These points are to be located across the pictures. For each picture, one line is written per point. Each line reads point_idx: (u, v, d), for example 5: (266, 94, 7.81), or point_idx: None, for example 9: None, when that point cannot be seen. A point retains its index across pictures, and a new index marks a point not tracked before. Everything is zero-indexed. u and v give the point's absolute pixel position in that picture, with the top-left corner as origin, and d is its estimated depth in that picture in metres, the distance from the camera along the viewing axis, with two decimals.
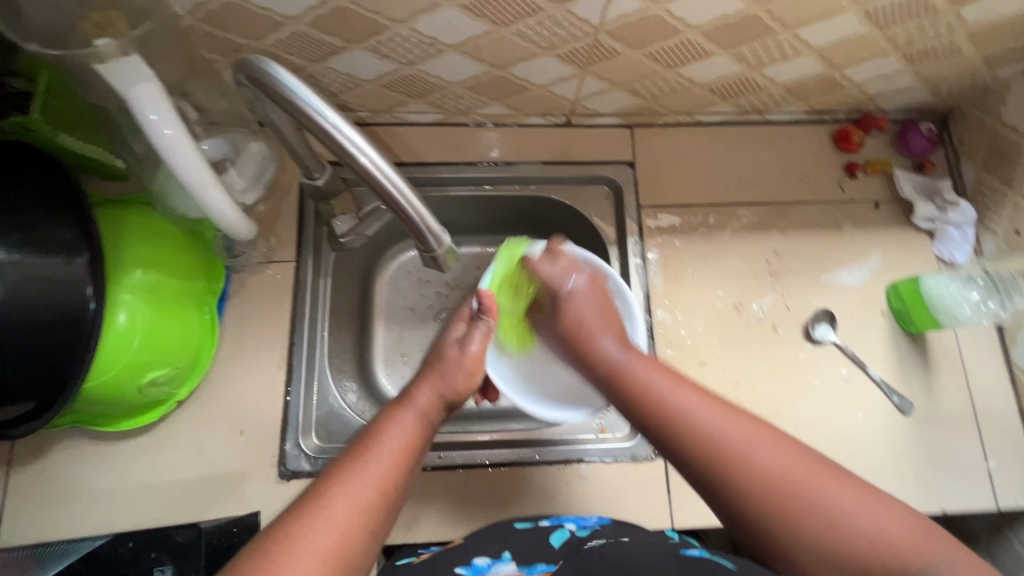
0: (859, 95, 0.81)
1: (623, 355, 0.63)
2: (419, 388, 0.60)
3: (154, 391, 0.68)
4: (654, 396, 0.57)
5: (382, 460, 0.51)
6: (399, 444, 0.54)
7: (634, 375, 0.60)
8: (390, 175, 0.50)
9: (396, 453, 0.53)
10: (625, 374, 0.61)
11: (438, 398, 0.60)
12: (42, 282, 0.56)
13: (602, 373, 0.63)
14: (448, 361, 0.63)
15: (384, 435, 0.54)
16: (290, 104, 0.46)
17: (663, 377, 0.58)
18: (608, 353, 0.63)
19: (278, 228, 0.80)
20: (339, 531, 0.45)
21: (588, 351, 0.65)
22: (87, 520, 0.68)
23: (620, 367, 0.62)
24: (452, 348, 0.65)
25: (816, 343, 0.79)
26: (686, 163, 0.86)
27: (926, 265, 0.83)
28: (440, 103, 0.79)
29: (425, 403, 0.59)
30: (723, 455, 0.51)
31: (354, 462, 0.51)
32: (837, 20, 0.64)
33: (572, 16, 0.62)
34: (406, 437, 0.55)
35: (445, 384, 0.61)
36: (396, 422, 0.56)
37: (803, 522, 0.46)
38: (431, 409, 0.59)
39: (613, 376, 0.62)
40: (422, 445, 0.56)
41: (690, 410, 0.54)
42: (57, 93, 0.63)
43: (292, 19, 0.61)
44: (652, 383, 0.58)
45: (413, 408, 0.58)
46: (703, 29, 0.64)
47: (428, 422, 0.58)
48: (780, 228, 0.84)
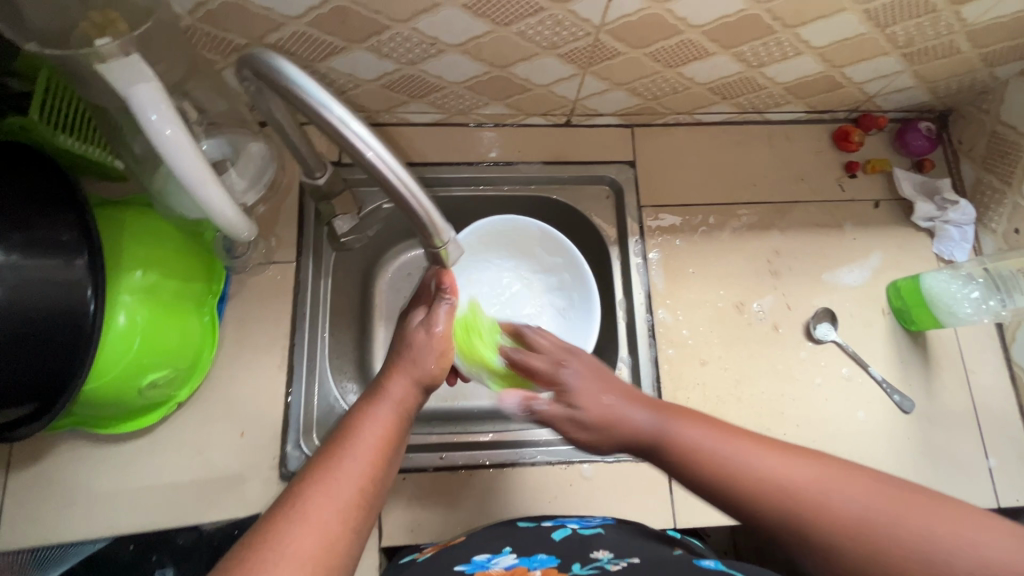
0: (859, 95, 0.82)
1: (653, 417, 0.55)
2: (392, 377, 0.57)
3: (154, 393, 0.68)
4: (706, 456, 0.51)
5: (357, 457, 0.49)
6: (376, 438, 0.52)
7: (674, 435, 0.53)
8: (396, 170, 0.50)
9: (374, 446, 0.51)
10: (667, 439, 0.53)
11: (412, 384, 0.57)
12: (41, 284, 0.55)
13: (643, 439, 0.55)
14: (416, 346, 0.59)
15: (360, 429, 0.52)
16: (296, 98, 0.46)
17: (708, 434, 0.52)
18: (642, 425, 0.55)
19: (278, 229, 0.80)
20: (320, 536, 0.43)
21: (615, 422, 0.56)
22: (87, 523, 0.67)
23: (665, 423, 0.54)
24: (420, 330, 0.60)
25: (817, 342, 0.79)
26: (687, 163, 0.86)
27: (927, 264, 0.83)
28: (441, 103, 0.79)
29: (399, 394, 0.56)
30: (798, 508, 0.45)
31: (329, 460, 0.48)
32: (837, 20, 0.65)
33: (573, 16, 0.62)
34: (382, 430, 0.53)
35: (419, 368, 0.58)
36: (370, 415, 0.54)
37: (882, 557, 0.42)
38: (407, 397, 0.57)
39: (656, 444, 0.54)
40: (399, 436, 0.54)
41: (745, 467, 0.49)
42: (55, 94, 0.62)
43: (292, 19, 0.61)
44: (699, 444, 0.52)
45: (387, 400, 0.55)
46: (704, 28, 0.65)
47: (404, 411, 0.56)
48: (781, 228, 0.84)
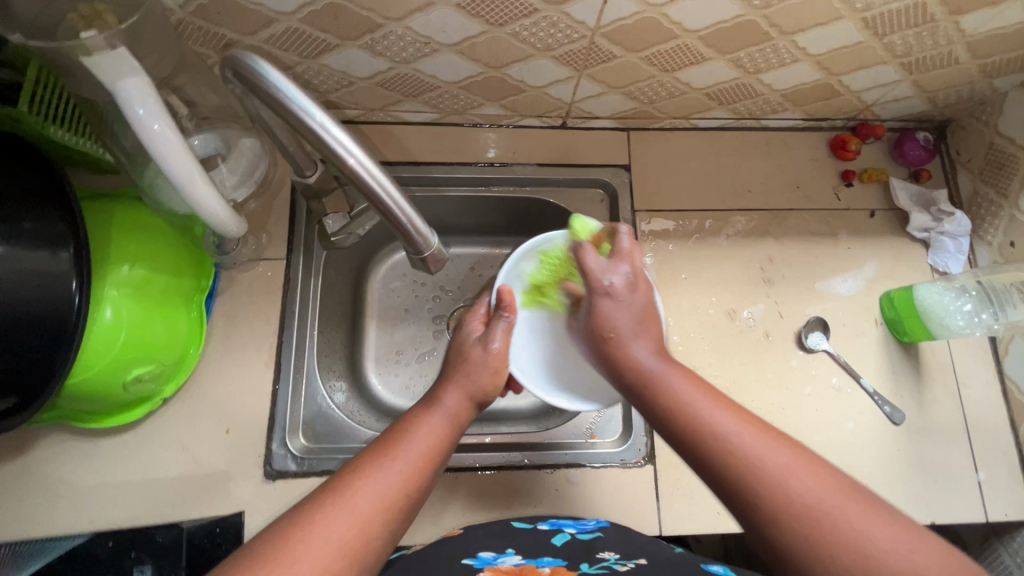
0: (857, 103, 0.81)
1: (653, 358, 0.59)
2: (447, 391, 0.61)
3: (139, 388, 0.67)
4: (689, 409, 0.53)
5: (411, 459, 0.52)
6: (427, 444, 0.55)
7: (665, 384, 0.56)
8: (377, 175, 0.49)
9: (425, 450, 0.54)
10: (661, 384, 0.56)
11: (467, 398, 0.61)
12: (24, 276, 0.55)
13: (637, 372, 0.58)
14: (473, 361, 0.64)
15: (412, 433, 0.55)
16: (277, 103, 0.46)
17: (700, 393, 0.54)
18: (638, 359, 0.59)
19: (270, 225, 0.80)
20: (360, 522, 0.46)
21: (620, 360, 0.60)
22: (70, 517, 0.67)
23: (658, 373, 0.57)
24: (476, 348, 0.65)
25: (809, 351, 0.79)
26: (682, 168, 0.85)
27: (921, 274, 0.82)
28: (436, 103, 0.78)
29: (454, 406, 0.60)
30: (752, 473, 0.47)
31: (379, 456, 0.52)
32: (834, 27, 0.64)
33: (568, 18, 0.61)
34: (433, 438, 0.56)
35: (473, 384, 0.62)
36: (425, 425, 0.57)
37: (817, 533, 0.43)
38: (459, 412, 0.60)
39: (647, 381, 0.57)
40: (449, 448, 0.57)
41: (720, 424, 0.51)
42: (46, 85, 0.62)
43: (285, 15, 0.61)
44: (680, 391, 0.55)
45: (440, 412, 0.59)
46: (700, 33, 0.64)
47: (457, 425, 0.59)
48: (775, 236, 0.83)
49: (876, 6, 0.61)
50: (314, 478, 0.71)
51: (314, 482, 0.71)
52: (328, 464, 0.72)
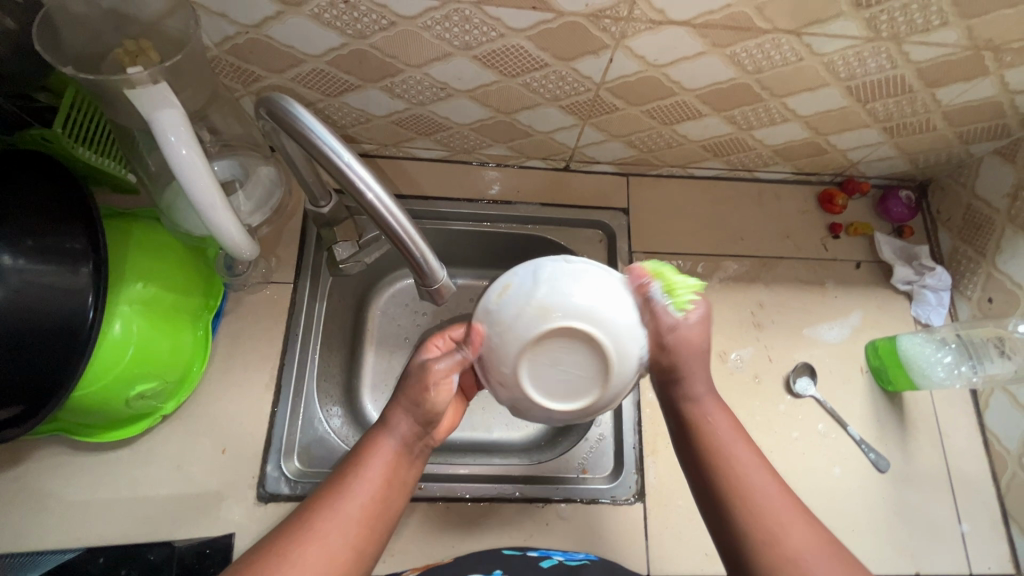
0: (842, 161, 0.86)
1: (709, 402, 0.60)
2: (394, 411, 0.58)
3: (140, 404, 0.69)
4: (725, 452, 0.56)
5: (362, 491, 0.53)
6: (379, 475, 0.55)
7: (712, 428, 0.58)
8: (394, 212, 0.53)
9: (376, 484, 0.54)
10: (700, 422, 0.59)
11: (416, 419, 0.58)
12: (43, 289, 0.58)
13: (691, 417, 0.59)
14: (417, 385, 0.58)
15: (366, 463, 0.55)
16: (308, 141, 0.49)
17: (731, 436, 0.58)
18: (697, 394, 0.59)
19: (280, 249, 0.82)
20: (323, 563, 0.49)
21: (685, 387, 0.59)
22: (58, 532, 0.67)
23: (706, 413, 0.59)
24: (422, 365, 0.59)
25: (797, 396, 0.81)
26: (678, 214, 0.89)
27: (905, 325, 0.86)
28: (447, 142, 0.83)
29: (406, 427, 0.57)
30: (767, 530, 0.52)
31: (333, 494, 0.53)
32: (821, 93, 0.69)
33: (575, 73, 0.66)
34: (384, 468, 0.55)
35: (419, 406, 0.58)
36: (376, 450, 0.56)
37: None
38: (413, 432, 0.58)
39: (689, 417, 0.59)
40: (404, 472, 0.57)
41: (750, 482, 0.54)
42: (79, 108, 0.66)
43: (312, 57, 0.65)
44: (720, 436, 0.58)
45: (390, 438, 0.57)
46: (697, 92, 0.69)
47: (411, 446, 0.58)
48: (765, 281, 0.87)
49: (861, 76, 0.66)
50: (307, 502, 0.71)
51: None
52: None
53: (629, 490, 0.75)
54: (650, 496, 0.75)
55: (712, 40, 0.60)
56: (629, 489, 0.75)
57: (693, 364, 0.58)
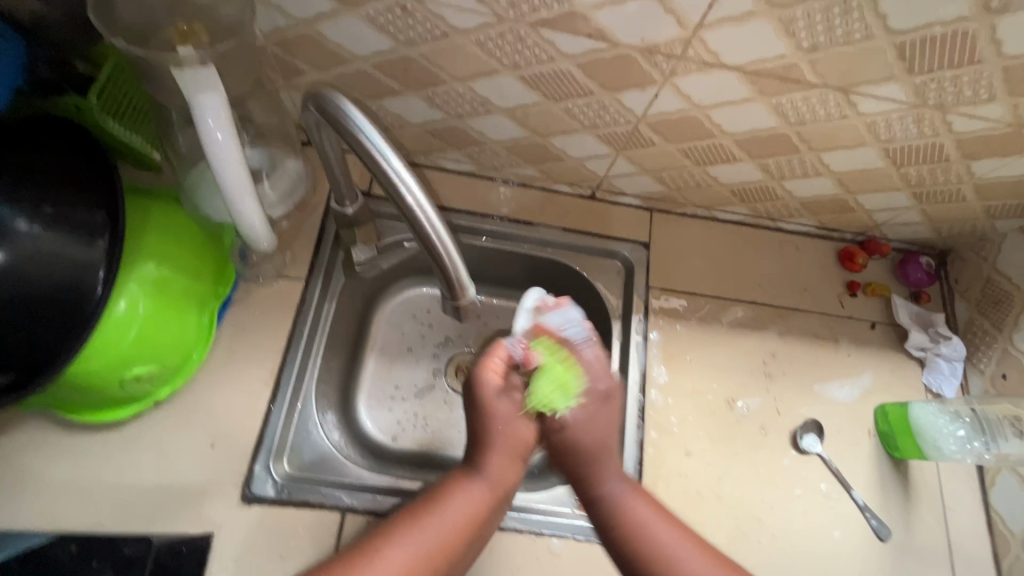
0: (867, 220, 0.86)
1: (624, 489, 0.65)
2: (489, 455, 0.63)
3: (136, 387, 0.66)
4: (636, 521, 0.62)
5: (444, 527, 0.58)
6: (464, 510, 0.60)
7: (633, 512, 0.63)
8: (432, 220, 0.51)
9: (461, 520, 0.59)
10: (629, 515, 0.63)
11: (510, 459, 0.64)
12: (55, 258, 0.56)
13: (600, 503, 0.64)
14: (510, 421, 0.64)
15: (451, 500, 0.60)
16: (354, 139, 0.48)
17: (651, 513, 0.63)
18: (609, 485, 0.64)
19: (296, 244, 0.81)
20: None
21: (592, 467, 0.65)
22: (31, 512, 0.64)
23: (623, 489, 0.64)
24: (501, 399, 0.64)
25: (802, 452, 0.79)
26: (698, 254, 0.89)
27: (915, 392, 0.85)
28: (477, 157, 0.82)
29: (496, 472, 0.63)
30: None
31: (415, 521, 0.58)
32: (857, 151, 0.69)
33: (619, 104, 0.65)
34: (473, 508, 0.60)
35: (515, 444, 0.64)
36: (465, 488, 0.61)
37: None
38: (504, 475, 0.63)
39: (603, 514, 0.64)
40: (487, 516, 0.61)
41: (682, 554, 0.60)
42: (115, 79, 0.66)
43: (359, 58, 0.65)
44: (642, 518, 0.62)
45: (485, 480, 0.62)
46: (736, 137, 0.68)
47: (502, 488, 0.63)
48: (780, 332, 0.86)
49: (900, 140, 0.66)
50: (292, 508, 0.68)
51: (291, 513, 0.68)
52: (309, 494, 0.70)
53: None
54: None
55: (760, 88, 0.59)
56: None
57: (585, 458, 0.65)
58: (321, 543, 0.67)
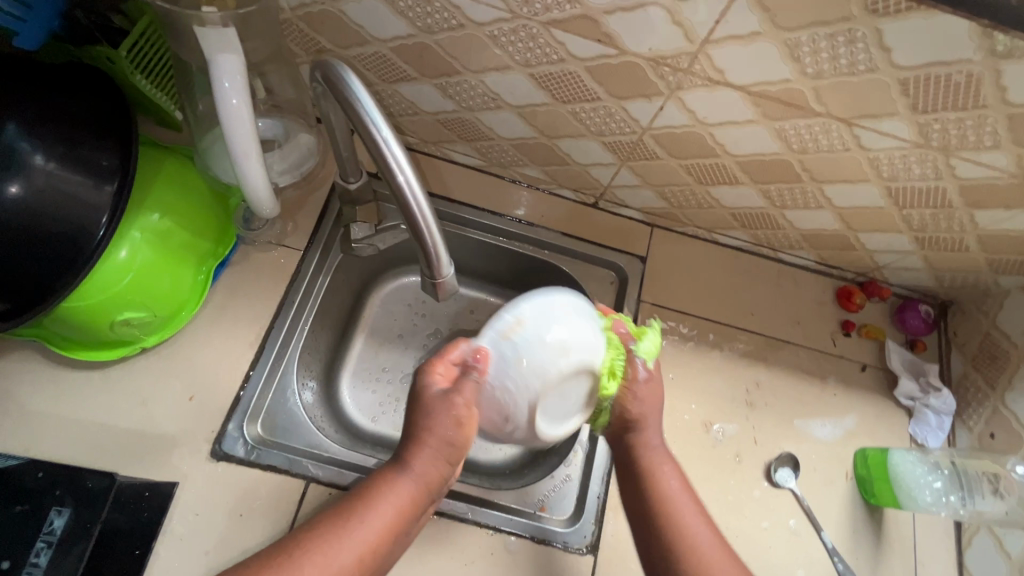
0: (868, 261, 0.86)
1: (662, 457, 0.65)
2: (416, 452, 0.58)
3: (125, 331, 0.68)
4: (664, 494, 0.62)
5: (367, 529, 0.56)
6: (390, 510, 0.57)
7: (663, 481, 0.63)
8: (422, 205, 0.52)
9: (381, 525, 0.56)
10: (654, 473, 0.63)
11: (440, 461, 0.58)
12: (63, 197, 0.59)
13: (640, 462, 0.64)
14: (446, 421, 0.58)
15: (375, 501, 0.57)
16: (351, 107, 0.49)
17: (679, 487, 0.63)
18: (652, 443, 0.65)
19: (299, 215, 0.83)
20: None
21: (635, 437, 0.65)
22: (8, 436, 0.66)
23: (656, 462, 0.64)
24: (442, 400, 0.58)
25: (775, 485, 0.78)
26: (694, 275, 0.89)
27: (899, 441, 0.83)
28: (485, 152, 0.84)
29: (425, 469, 0.58)
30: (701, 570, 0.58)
31: (336, 522, 0.56)
32: (860, 187, 0.69)
33: (624, 112, 0.66)
34: (396, 507, 0.57)
35: (450, 443, 0.58)
36: (392, 488, 0.58)
37: None
38: (433, 473, 0.59)
39: (638, 468, 0.64)
40: (413, 511, 0.58)
41: (695, 528, 0.60)
42: (146, 37, 0.70)
43: (379, 41, 0.67)
44: (673, 493, 0.62)
45: (412, 479, 0.58)
46: (739, 159, 0.69)
47: (430, 486, 0.59)
48: (767, 362, 0.85)
49: (902, 179, 0.65)
50: (257, 471, 0.69)
51: (256, 474, 0.69)
52: (276, 459, 0.70)
53: (583, 540, 0.72)
54: (603, 551, 0.72)
55: (764, 110, 0.60)
56: (582, 539, 0.72)
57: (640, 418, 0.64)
58: (281, 507, 0.68)
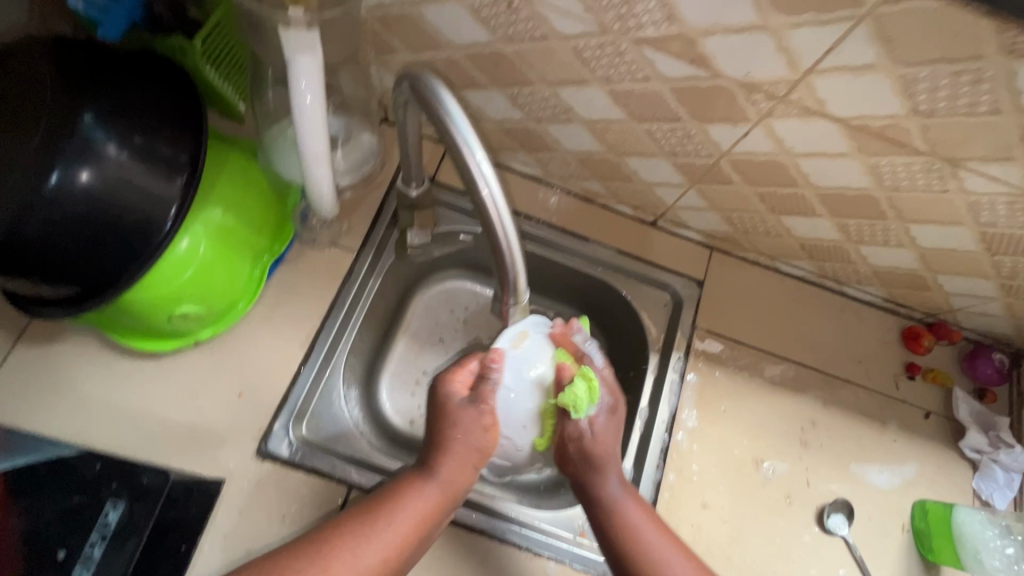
0: (941, 302, 0.81)
1: (623, 493, 0.65)
2: (441, 460, 0.62)
3: (181, 324, 0.69)
4: (627, 523, 0.64)
5: (395, 530, 0.58)
6: (416, 514, 0.59)
7: (627, 519, 0.64)
8: (504, 226, 0.50)
9: (409, 525, 0.59)
10: (623, 519, 0.64)
11: (463, 466, 0.62)
12: (133, 188, 0.58)
13: (598, 503, 0.65)
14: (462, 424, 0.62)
15: (400, 505, 0.59)
16: (441, 124, 0.48)
17: (645, 520, 0.64)
18: (610, 490, 0.65)
19: (354, 216, 0.82)
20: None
21: (592, 478, 0.66)
22: (63, 422, 0.66)
23: (620, 502, 0.65)
24: (467, 408, 0.63)
25: (826, 531, 0.75)
26: (753, 303, 0.85)
27: (961, 495, 0.79)
28: (546, 163, 0.82)
29: (449, 477, 0.61)
30: None
31: (363, 524, 0.58)
32: (951, 230, 0.64)
33: (705, 135, 0.63)
34: (424, 511, 0.60)
35: (475, 448, 0.63)
36: (418, 492, 0.60)
37: None
38: (457, 479, 0.62)
39: (600, 507, 0.65)
40: (440, 515, 0.61)
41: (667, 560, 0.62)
42: (218, 27, 0.69)
43: (453, 46, 0.65)
44: (639, 526, 0.64)
45: (437, 485, 0.61)
46: (821, 191, 0.65)
47: (454, 492, 0.62)
48: (824, 400, 0.82)
49: (1001, 226, 0.61)
50: (301, 473, 0.69)
51: (301, 476, 0.69)
52: (319, 463, 0.70)
53: None
54: None
55: (861, 145, 0.56)
56: None
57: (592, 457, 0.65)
58: (322, 514, 0.68)
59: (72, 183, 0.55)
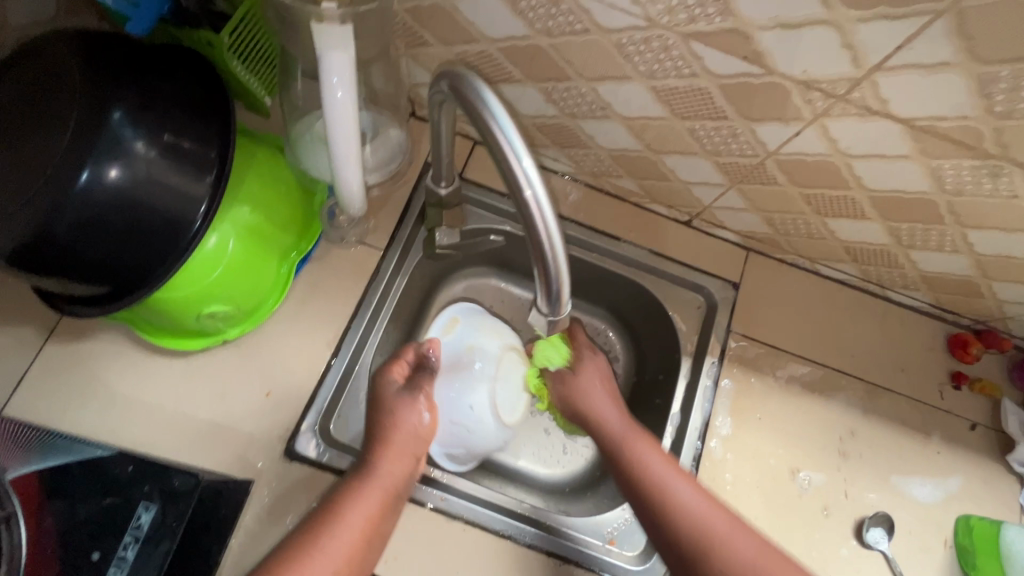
0: (994, 310, 0.77)
1: (626, 429, 0.70)
2: (379, 455, 0.63)
3: (209, 323, 0.68)
4: (633, 455, 0.67)
5: (351, 529, 0.58)
6: (369, 512, 0.60)
7: (633, 450, 0.67)
8: (552, 236, 0.47)
9: (360, 526, 0.59)
10: (629, 448, 0.68)
11: (398, 459, 0.64)
12: (163, 186, 0.57)
13: (605, 441, 0.70)
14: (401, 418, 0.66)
15: (350, 505, 0.60)
16: (486, 128, 0.45)
17: (648, 451, 0.67)
18: (611, 425, 0.70)
19: (381, 213, 0.80)
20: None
21: (592, 416, 0.72)
22: (96, 420, 0.67)
23: (627, 439, 0.69)
24: (403, 397, 0.68)
25: (865, 545, 0.72)
26: (790, 307, 0.82)
27: (1007, 511, 0.75)
28: (578, 160, 0.79)
29: (390, 471, 0.63)
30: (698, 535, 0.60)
31: (322, 525, 0.58)
32: (1014, 236, 0.60)
33: (752, 134, 0.60)
34: (369, 512, 0.60)
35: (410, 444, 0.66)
36: (362, 494, 0.61)
37: None
38: (396, 471, 0.63)
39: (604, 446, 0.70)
40: (389, 511, 0.62)
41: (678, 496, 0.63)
42: (245, 19, 0.67)
43: (488, 40, 0.63)
44: (650, 465, 0.65)
45: (379, 482, 0.62)
46: (874, 194, 0.61)
47: (397, 486, 0.63)
48: (864, 409, 0.79)
49: None
50: (328, 475, 0.68)
51: (328, 478, 0.68)
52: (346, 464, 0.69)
53: None
54: None
55: (924, 147, 0.53)
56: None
57: (581, 403, 0.73)
58: None
59: (102, 180, 0.54)
